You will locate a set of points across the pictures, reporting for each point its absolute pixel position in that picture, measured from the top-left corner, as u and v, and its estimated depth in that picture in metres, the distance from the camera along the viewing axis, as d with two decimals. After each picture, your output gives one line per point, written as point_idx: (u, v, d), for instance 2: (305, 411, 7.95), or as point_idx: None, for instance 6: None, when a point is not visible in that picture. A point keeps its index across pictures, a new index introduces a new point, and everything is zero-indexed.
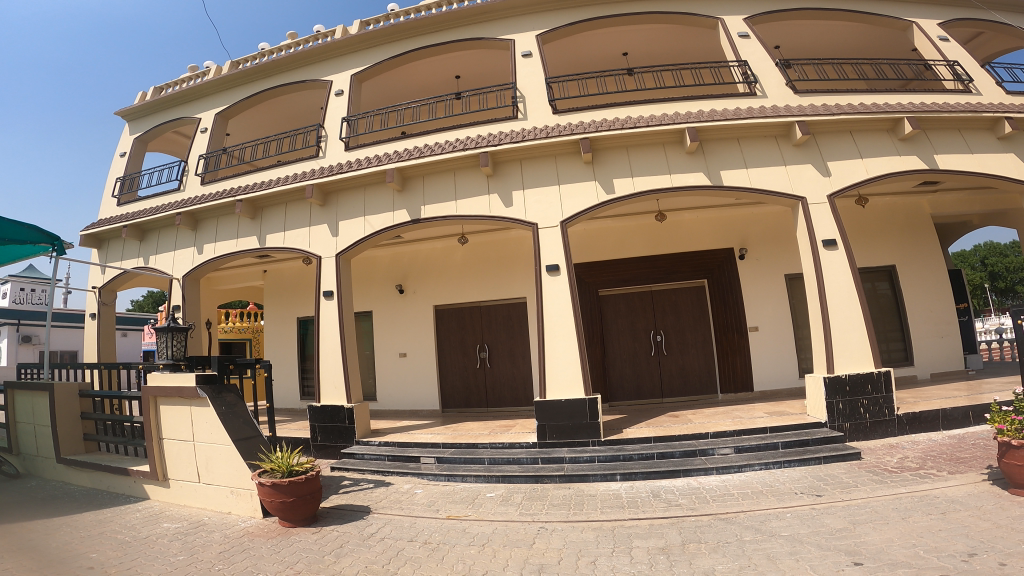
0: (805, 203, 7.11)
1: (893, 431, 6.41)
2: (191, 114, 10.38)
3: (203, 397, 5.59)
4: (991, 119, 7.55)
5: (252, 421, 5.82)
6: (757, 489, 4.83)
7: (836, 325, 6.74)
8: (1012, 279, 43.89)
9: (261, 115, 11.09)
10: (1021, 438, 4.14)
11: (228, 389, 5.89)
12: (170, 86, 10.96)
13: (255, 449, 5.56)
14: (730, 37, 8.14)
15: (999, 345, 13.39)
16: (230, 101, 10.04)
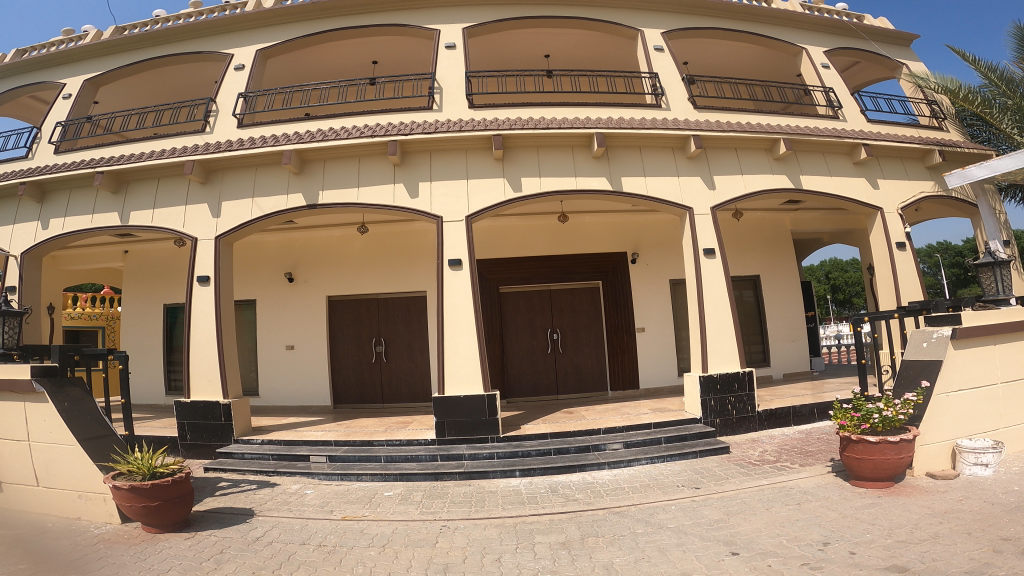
0: (691, 213, 7.61)
1: (754, 426, 7.03)
2: (55, 78, 9.14)
3: (41, 392, 4.93)
4: (850, 146, 8.51)
5: (102, 418, 5.24)
6: (645, 483, 5.11)
7: (712, 327, 7.28)
8: (849, 293, 49.66)
9: (144, 84, 10.01)
10: (859, 434, 4.68)
11: (71, 382, 5.24)
12: (36, 49, 9.55)
13: (107, 449, 5.01)
14: (646, 48, 8.50)
15: (837, 350, 15.17)
16: (107, 68, 8.95)
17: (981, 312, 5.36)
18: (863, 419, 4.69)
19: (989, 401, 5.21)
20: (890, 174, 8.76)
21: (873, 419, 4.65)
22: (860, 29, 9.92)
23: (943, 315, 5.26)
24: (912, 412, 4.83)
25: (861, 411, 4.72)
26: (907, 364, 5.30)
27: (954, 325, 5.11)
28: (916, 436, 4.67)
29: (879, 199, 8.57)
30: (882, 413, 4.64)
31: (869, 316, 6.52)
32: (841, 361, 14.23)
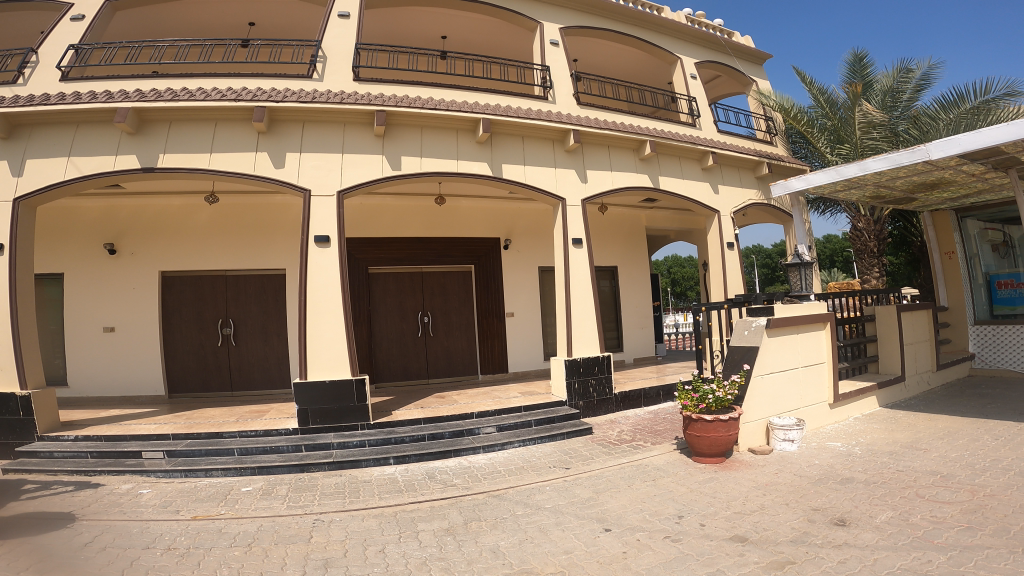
0: (564, 204, 7.86)
1: (612, 407, 7.51)
2: None
3: None
4: (700, 152, 9.35)
5: None
6: (519, 465, 5.23)
7: (577, 314, 7.61)
8: (686, 286, 55.13)
9: None
10: (698, 413, 5.13)
11: None
12: None
13: None
14: (542, 41, 8.60)
15: (676, 337, 16.74)
16: None
17: (789, 305, 6.04)
18: (701, 400, 5.17)
19: (793, 383, 5.88)
20: (730, 181, 9.79)
21: (709, 398, 5.15)
22: (726, 45, 10.83)
23: (760, 308, 5.91)
24: (736, 393, 5.32)
25: (700, 393, 5.20)
26: (732, 350, 5.81)
27: (769, 316, 5.74)
28: (740, 415, 5.16)
29: (718, 203, 9.51)
30: (716, 393, 5.15)
31: (705, 307, 7.19)
32: (678, 347, 15.76)
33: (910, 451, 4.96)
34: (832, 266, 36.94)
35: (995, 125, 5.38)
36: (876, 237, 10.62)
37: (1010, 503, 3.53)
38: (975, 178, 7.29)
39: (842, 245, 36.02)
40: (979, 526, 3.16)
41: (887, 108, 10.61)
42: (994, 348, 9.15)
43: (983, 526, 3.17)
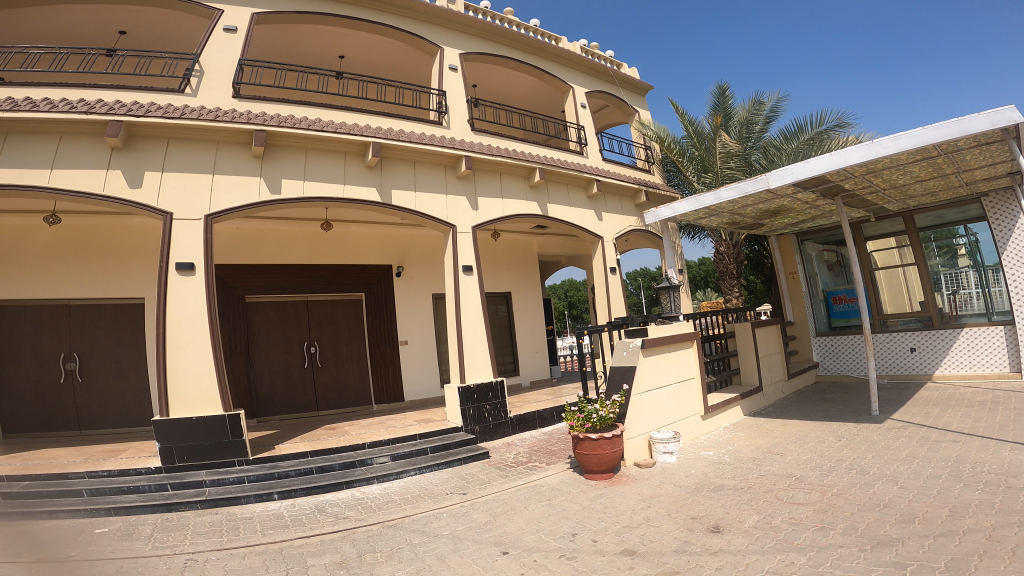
0: (455, 231, 7.94)
1: (508, 430, 7.59)
2: None
3: None
4: (586, 180, 9.87)
5: None
6: (415, 493, 5.15)
7: (468, 340, 7.66)
8: (581, 309, 57.25)
9: None
10: (584, 432, 5.32)
11: None
12: None
13: None
14: (441, 65, 8.71)
15: (571, 358, 17.30)
16: None
17: (661, 326, 6.50)
18: (586, 419, 5.37)
19: (669, 398, 6.29)
20: (613, 209, 10.40)
21: (593, 418, 5.35)
22: (614, 77, 11.54)
23: (636, 330, 6.30)
24: (619, 411, 5.61)
25: (585, 412, 5.40)
26: (613, 371, 6.08)
27: (644, 337, 6.11)
28: (623, 431, 5.44)
29: (601, 230, 10.03)
30: (600, 412, 5.37)
31: (588, 328, 7.06)
32: (571, 367, 16.31)
33: (770, 456, 5.47)
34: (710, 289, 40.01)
35: (821, 156, 6.33)
36: (735, 259, 11.69)
37: (853, 501, 4.00)
38: (809, 205, 8.36)
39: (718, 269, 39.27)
40: (830, 525, 3.55)
41: (744, 138, 11.69)
42: (835, 356, 10.32)
43: (833, 525, 3.56)
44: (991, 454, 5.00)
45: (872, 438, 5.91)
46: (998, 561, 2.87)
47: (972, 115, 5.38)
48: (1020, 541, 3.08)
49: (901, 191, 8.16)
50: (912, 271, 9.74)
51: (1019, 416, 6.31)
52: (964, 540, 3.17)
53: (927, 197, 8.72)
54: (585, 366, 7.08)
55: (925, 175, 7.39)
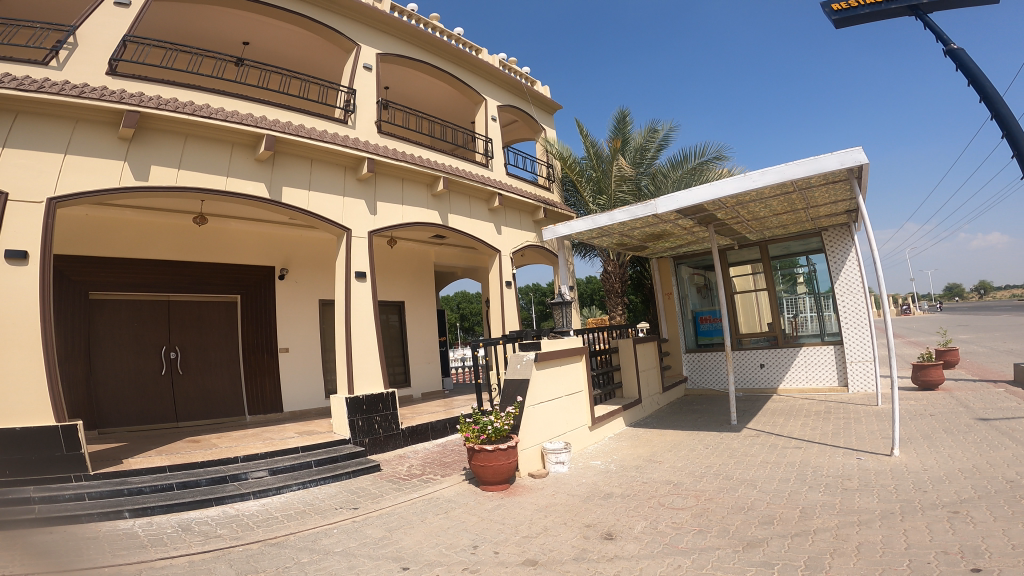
0: (350, 235, 7.69)
1: (399, 442, 7.41)
2: None
3: None
4: (488, 194, 10.05)
5: None
6: (300, 509, 4.87)
7: (357, 349, 7.39)
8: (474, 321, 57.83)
9: None
10: (480, 444, 5.34)
11: None
12: None
13: None
14: (355, 63, 8.51)
15: (463, 371, 17.43)
16: None
17: (553, 341, 6.68)
18: (482, 431, 5.39)
19: (559, 411, 6.48)
20: (511, 223, 10.62)
21: (488, 430, 5.39)
22: (526, 93, 11.89)
23: (529, 343, 6.40)
24: (513, 423, 5.69)
25: (480, 424, 5.42)
26: (506, 383, 6.16)
27: (537, 350, 6.25)
28: (517, 442, 5.51)
29: (499, 243, 10.20)
30: (495, 423, 5.42)
31: (482, 342, 6.96)
32: (464, 379, 16.39)
33: (650, 463, 5.81)
34: (593, 305, 41.95)
35: (701, 186, 6.89)
36: (621, 279, 12.36)
37: (724, 505, 4.35)
38: (687, 231, 9.04)
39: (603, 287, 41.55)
40: (707, 528, 3.83)
41: (637, 164, 12.40)
42: (701, 372, 11.21)
43: (710, 528, 3.85)
44: (829, 458, 5.68)
45: (733, 446, 6.47)
46: (848, 558, 3.25)
47: (825, 154, 6.13)
48: (862, 539, 3.52)
49: (759, 223, 9.09)
50: (763, 296, 10.78)
51: (847, 425, 7.25)
52: (817, 539, 3.56)
53: (781, 230, 9.77)
54: (479, 378, 7.11)
55: (781, 209, 8.30)
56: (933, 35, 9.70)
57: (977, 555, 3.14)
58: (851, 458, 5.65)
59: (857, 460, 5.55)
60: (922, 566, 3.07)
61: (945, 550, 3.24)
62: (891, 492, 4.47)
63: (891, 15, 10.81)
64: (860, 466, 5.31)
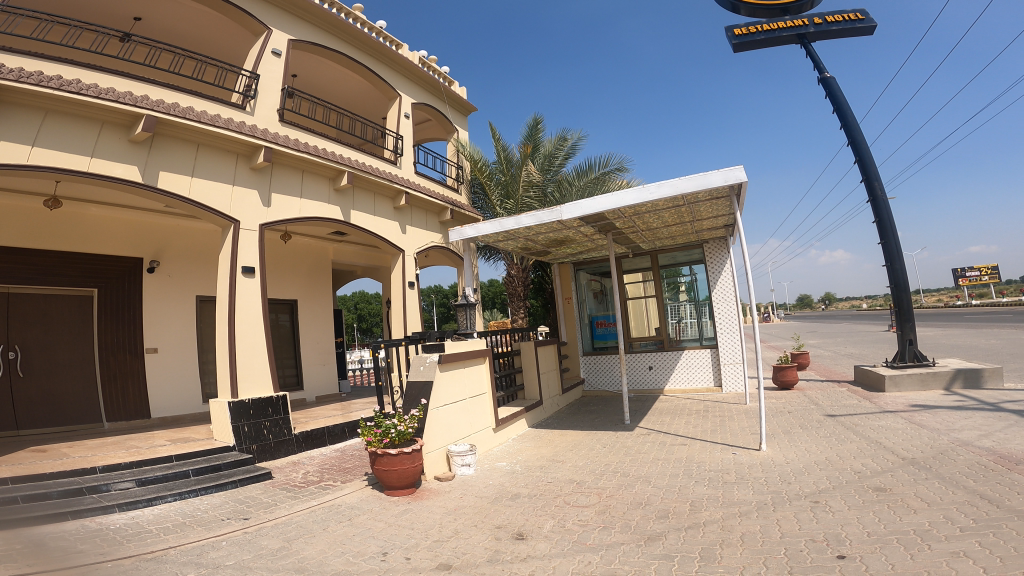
0: (238, 227, 7.19)
1: (292, 448, 7.01)
2: None
3: None
4: (394, 192, 9.89)
5: None
6: (179, 521, 4.47)
7: (242, 350, 6.91)
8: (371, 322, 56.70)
9: None
10: (383, 448, 5.19)
11: None
12: None
13: None
14: (263, 47, 8.12)
15: (361, 375, 17.03)
16: None
17: (456, 342, 6.64)
18: (384, 434, 5.25)
19: (463, 413, 6.45)
20: (416, 223, 10.49)
21: (392, 433, 5.25)
22: (441, 93, 11.91)
23: (433, 345, 6.30)
24: (417, 425, 5.59)
25: (382, 428, 5.27)
26: (410, 386, 6.04)
27: (441, 352, 6.19)
28: (422, 445, 5.42)
29: (403, 243, 10.03)
30: (398, 426, 5.29)
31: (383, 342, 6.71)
32: (363, 383, 16.03)
33: (553, 463, 5.95)
34: (492, 308, 42.46)
35: (604, 195, 7.16)
36: (523, 283, 12.58)
37: (623, 501, 4.54)
38: (587, 239, 9.39)
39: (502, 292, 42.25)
40: (611, 524, 3.99)
41: (545, 170, 12.70)
42: (597, 374, 11.70)
43: (613, 524, 4.01)
44: (709, 454, 6.13)
45: (627, 444, 6.79)
46: (734, 548, 3.51)
47: (712, 170, 6.60)
48: (744, 530, 3.83)
49: (652, 233, 9.61)
50: (652, 303, 11.43)
51: (723, 422, 7.87)
52: (707, 531, 3.82)
53: (670, 241, 10.40)
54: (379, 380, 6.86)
55: (671, 221, 8.84)
56: (811, 63, 10.81)
57: (840, 543, 3.52)
58: (727, 453, 6.13)
59: (733, 455, 6.04)
60: (797, 553, 3.39)
61: (813, 538, 3.61)
62: (763, 485, 4.91)
63: (780, 42, 11.88)
64: (735, 461, 5.79)
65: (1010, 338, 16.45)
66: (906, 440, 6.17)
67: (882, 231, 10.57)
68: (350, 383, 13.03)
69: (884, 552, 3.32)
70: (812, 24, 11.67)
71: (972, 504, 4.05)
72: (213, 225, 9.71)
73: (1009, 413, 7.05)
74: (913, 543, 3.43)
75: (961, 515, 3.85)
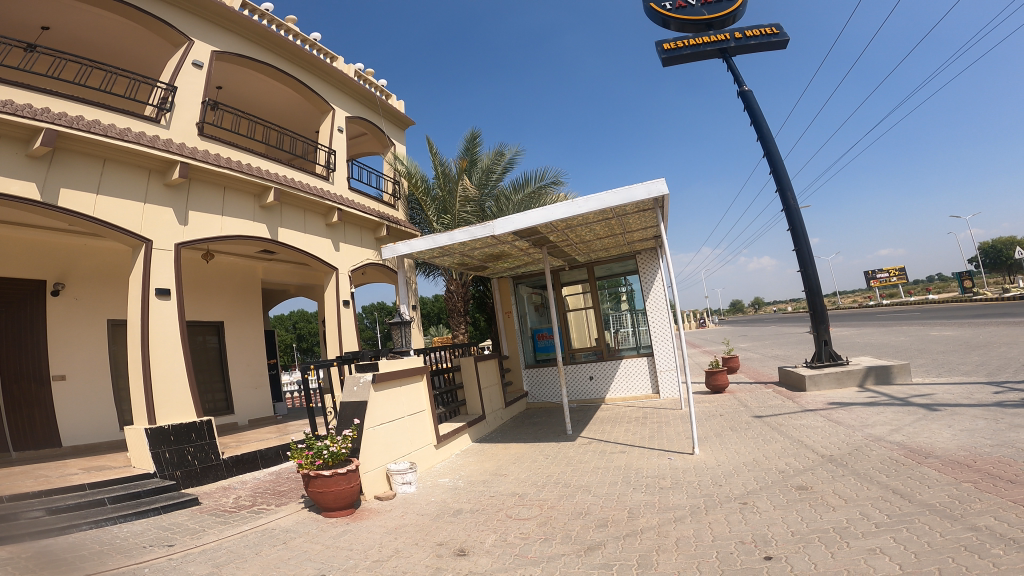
0: (150, 246, 6.87)
1: (222, 473, 6.73)
2: None
3: None
4: (326, 208, 9.74)
5: None
6: (97, 550, 4.22)
7: (159, 375, 6.59)
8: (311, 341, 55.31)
9: None
10: (315, 469, 5.09)
11: None
12: None
13: None
14: (183, 59, 7.85)
15: (297, 397, 16.56)
16: None
17: (391, 361, 6.54)
18: (317, 456, 5.16)
19: (401, 431, 6.36)
20: (349, 239, 10.33)
21: (324, 454, 5.17)
22: (376, 106, 11.80)
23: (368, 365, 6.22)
24: (351, 445, 5.47)
25: (314, 449, 5.19)
26: (343, 407, 5.91)
27: (375, 371, 6.08)
28: (358, 465, 5.31)
29: (335, 260, 9.86)
30: (331, 447, 5.20)
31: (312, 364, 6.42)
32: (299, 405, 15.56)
33: (496, 477, 5.95)
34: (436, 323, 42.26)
35: (535, 210, 7.28)
36: (463, 298, 12.57)
37: (564, 511, 4.60)
38: (524, 252, 9.50)
39: (444, 307, 42.13)
40: (552, 536, 4.03)
41: (483, 184, 12.78)
42: (540, 386, 11.81)
43: (553, 535, 4.05)
44: (646, 460, 6.29)
45: (569, 454, 6.87)
46: (670, 554, 3.61)
47: (636, 183, 6.82)
48: (678, 535, 3.95)
49: (586, 246, 9.82)
50: (591, 314, 11.62)
51: (660, 428, 8.09)
52: (644, 538, 3.92)
53: (605, 253, 10.65)
54: (311, 401, 6.59)
55: (602, 233, 9.06)
56: (732, 77, 11.38)
57: (767, 543, 3.68)
58: (663, 459, 6.30)
59: (668, 460, 6.23)
60: (727, 556, 3.52)
61: (742, 540, 3.76)
62: (696, 488, 5.08)
63: (705, 57, 12.46)
64: (670, 466, 5.96)
65: (917, 335, 17.71)
66: (825, 438, 6.53)
67: (795, 238, 11.21)
68: (286, 405, 12.61)
69: (806, 551, 3.50)
70: (733, 38, 12.31)
71: (885, 500, 4.33)
72: (121, 245, 9.27)
73: (916, 407, 7.59)
74: (832, 541, 3.63)
75: (875, 512, 4.11)
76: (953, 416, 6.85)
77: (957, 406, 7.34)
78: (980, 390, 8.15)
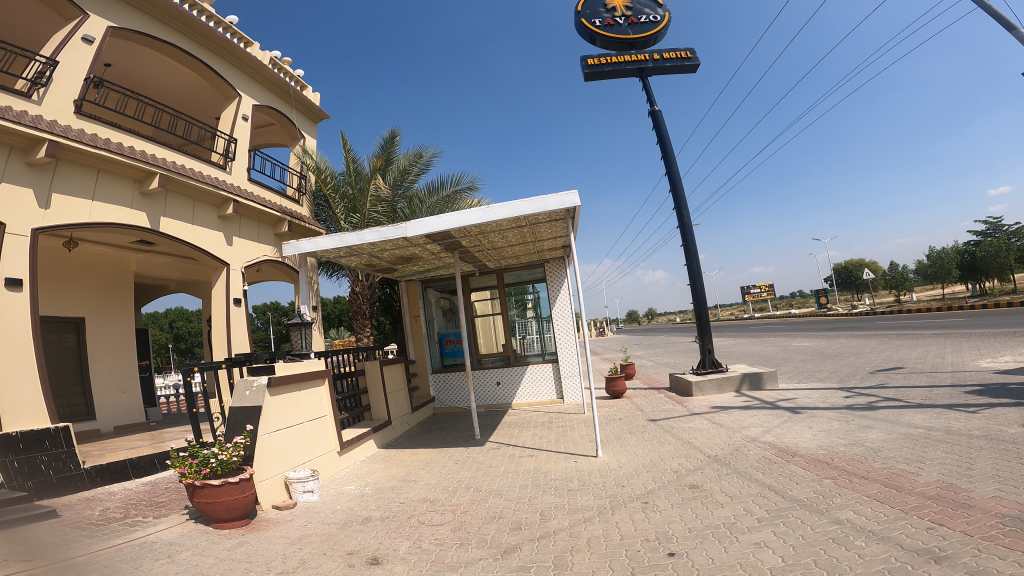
0: (3, 231, 6.10)
1: (83, 485, 6.09)
2: None
3: None
4: (220, 199, 9.13)
5: None
6: None
7: (6, 378, 5.88)
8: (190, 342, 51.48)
9: None
10: (201, 479, 4.74)
11: None
12: None
13: None
14: (71, 33, 7.11)
15: (171, 402, 15.39)
16: None
17: (289, 364, 6.23)
18: (203, 464, 4.79)
19: (300, 437, 6.08)
20: (244, 233, 9.75)
21: (211, 462, 4.81)
22: (286, 96, 11.25)
23: (261, 368, 5.84)
24: (244, 453, 5.14)
25: (199, 457, 4.80)
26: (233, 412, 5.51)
27: (270, 375, 5.76)
28: (251, 474, 5.00)
29: (227, 255, 9.25)
30: (219, 455, 4.84)
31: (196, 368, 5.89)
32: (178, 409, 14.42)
33: (405, 483, 5.83)
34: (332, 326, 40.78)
35: (452, 214, 7.26)
36: (369, 300, 12.23)
37: (477, 516, 4.61)
38: (434, 256, 9.42)
39: (343, 309, 40.75)
40: (467, 540, 4.03)
41: (396, 185, 12.54)
42: (446, 391, 11.74)
43: (469, 540, 4.05)
44: (554, 463, 6.44)
45: (477, 459, 6.89)
46: (583, 553, 3.74)
47: (550, 195, 7.02)
48: (589, 535, 4.09)
49: (497, 252, 9.92)
50: (499, 320, 11.75)
51: (565, 432, 8.31)
52: (557, 539, 4.02)
53: (514, 260, 10.82)
54: (194, 408, 6.01)
55: (514, 241, 9.21)
56: (645, 97, 11.99)
57: (669, 540, 3.91)
58: (570, 462, 6.48)
59: (574, 463, 6.42)
60: (635, 553, 3.70)
61: (647, 538, 3.96)
62: (602, 489, 5.29)
63: (624, 75, 13.07)
64: (576, 468, 6.16)
65: (783, 346, 19.50)
66: (710, 439, 7.03)
67: (686, 253, 11.99)
68: (161, 410, 11.62)
69: (704, 546, 3.75)
70: (651, 60, 13.03)
71: (764, 496, 4.75)
72: None
73: (783, 411, 8.37)
74: (724, 536, 3.93)
75: (756, 507, 4.49)
76: (814, 418, 7.63)
77: (816, 408, 8.21)
78: (835, 395, 9.14)
